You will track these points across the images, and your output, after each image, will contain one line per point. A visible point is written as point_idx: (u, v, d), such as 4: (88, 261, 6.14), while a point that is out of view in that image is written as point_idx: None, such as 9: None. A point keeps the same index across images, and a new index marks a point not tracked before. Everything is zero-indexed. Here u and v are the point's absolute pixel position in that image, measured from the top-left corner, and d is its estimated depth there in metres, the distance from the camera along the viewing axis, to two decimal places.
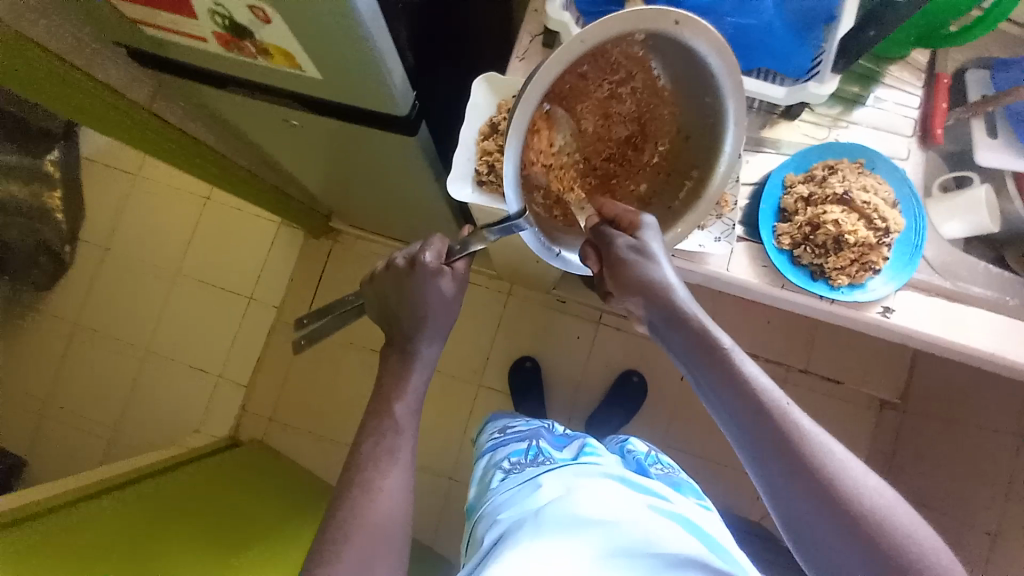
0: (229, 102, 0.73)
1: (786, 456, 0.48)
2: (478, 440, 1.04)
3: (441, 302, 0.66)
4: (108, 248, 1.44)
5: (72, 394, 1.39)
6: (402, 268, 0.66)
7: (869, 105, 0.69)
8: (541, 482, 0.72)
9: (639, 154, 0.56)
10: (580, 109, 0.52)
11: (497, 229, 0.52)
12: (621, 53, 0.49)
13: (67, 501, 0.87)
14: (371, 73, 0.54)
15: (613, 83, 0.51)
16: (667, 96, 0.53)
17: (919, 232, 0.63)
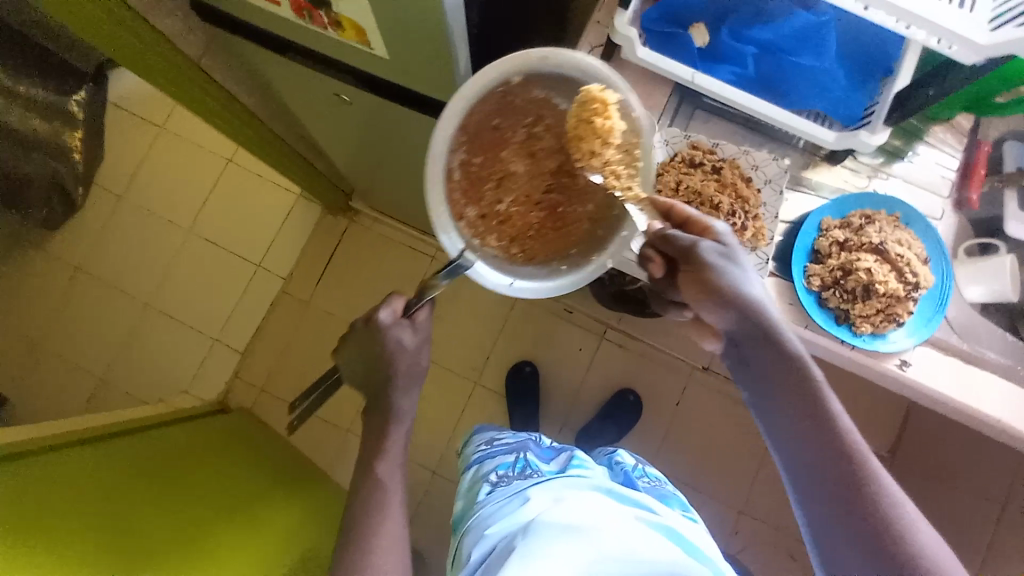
0: (280, 69, 0.73)
1: (834, 476, 0.48)
2: (463, 451, 0.98)
3: (406, 356, 0.70)
4: (122, 196, 1.42)
5: (64, 336, 1.37)
6: (360, 324, 0.71)
7: (908, 161, 0.71)
8: (528, 497, 0.71)
9: (578, 176, 0.55)
10: (505, 153, 0.55)
11: (447, 273, 0.58)
12: (522, 99, 0.55)
13: (60, 443, 0.86)
14: (440, 59, 0.55)
15: (528, 124, 0.55)
16: (583, 123, 0.55)
17: (945, 291, 0.64)
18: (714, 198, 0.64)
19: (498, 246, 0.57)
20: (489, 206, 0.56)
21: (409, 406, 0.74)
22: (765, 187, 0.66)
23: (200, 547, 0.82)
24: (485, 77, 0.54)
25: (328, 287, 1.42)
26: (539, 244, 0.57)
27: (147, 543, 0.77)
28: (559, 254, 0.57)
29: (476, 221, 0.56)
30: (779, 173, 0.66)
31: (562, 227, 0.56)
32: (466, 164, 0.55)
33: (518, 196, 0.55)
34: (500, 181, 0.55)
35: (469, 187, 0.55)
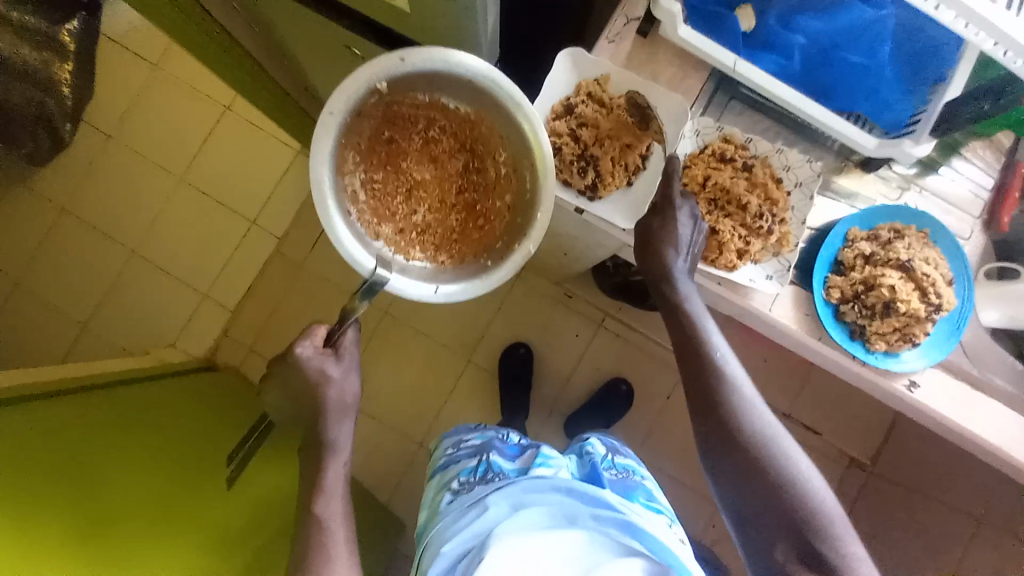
0: (285, 13, 0.67)
1: (714, 415, 0.60)
2: (433, 452, 0.95)
3: (332, 386, 0.69)
4: (111, 136, 1.35)
5: (46, 279, 1.32)
6: (284, 361, 0.70)
7: (943, 175, 0.68)
8: (484, 505, 0.69)
9: (484, 172, 0.60)
10: (407, 164, 0.59)
11: (364, 290, 0.57)
12: (407, 107, 0.58)
13: (41, 391, 0.82)
14: (465, 16, 0.51)
15: (420, 131, 0.59)
16: (475, 120, 0.59)
17: (965, 315, 0.63)
18: (743, 198, 0.62)
19: (424, 255, 0.60)
20: (405, 218, 0.59)
21: (346, 439, 0.73)
22: (794, 190, 0.63)
23: (175, 509, 0.81)
24: (356, 90, 0.55)
25: (324, 251, 1.37)
26: (463, 246, 0.60)
27: (118, 502, 0.75)
28: (484, 253, 0.60)
29: (396, 236, 0.59)
30: (811, 176, 0.62)
31: (481, 223, 0.60)
32: (370, 183, 0.59)
33: (431, 203, 0.60)
34: (410, 191, 0.60)
35: (381, 204, 0.59)
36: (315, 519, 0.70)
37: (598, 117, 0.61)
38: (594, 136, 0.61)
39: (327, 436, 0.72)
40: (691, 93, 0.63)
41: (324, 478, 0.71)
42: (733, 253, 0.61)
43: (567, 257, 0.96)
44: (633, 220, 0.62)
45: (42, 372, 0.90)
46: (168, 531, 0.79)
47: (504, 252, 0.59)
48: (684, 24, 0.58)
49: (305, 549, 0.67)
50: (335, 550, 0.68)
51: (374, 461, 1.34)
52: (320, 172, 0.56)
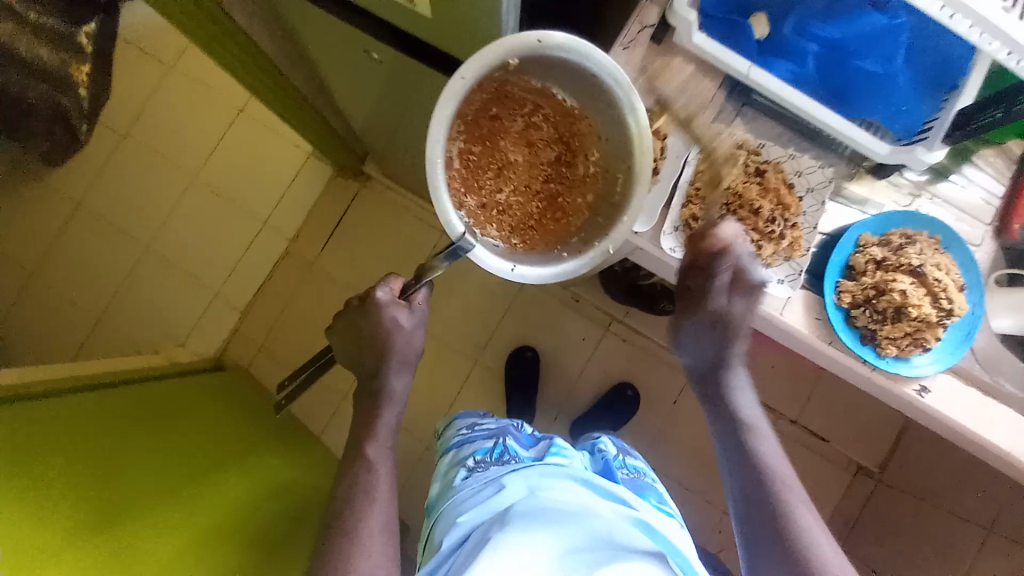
0: (307, 17, 0.68)
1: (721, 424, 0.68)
2: (443, 434, 0.97)
3: (400, 335, 0.70)
4: (126, 136, 1.37)
5: (62, 276, 1.34)
6: (357, 305, 0.71)
7: (954, 182, 0.69)
8: (501, 483, 0.71)
9: (574, 168, 0.61)
10: (505, 144, 0.60)
11: (445, 253, 0.59)
12: (520, 90, 0.58)
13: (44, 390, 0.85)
14: (488, 22, 0.52)
15: (525, 116, 0.59)
16: (576, 115, 0.60)
17: (975, 321, 0.63)
18: (755, 202, 0.62)
19: (498, 235, 0.61)
20: (490, 195, 0.60)
21: (403, 388, 0.73)
22: (806, 195, 0.64)
23: (191, 496, 0.85)
24: (486, 61, 0.53)
25: (334, 250, 1.39)
26: (538, 234, 0.61)
27: (133, 491, 0.78)
28: (559, 244, 0.61)
29: (477, 210, 0.60)
30: (823, 181, 0.63)
31: (560, 216, 0.62)
32: (466, 153, 0.58)
33: (517, 185, 0.61)
34: (500, 170, 0.60)
35: (471, 176, 0.59)
36: (365, 460, 0.70)
37: None
38: None
39: (390, 379, 0.71)
40: (704, 95, 0.63)
41: (377, 420, 0.71)
42: (747, 258, 0.62)
43: None
44: (648, 223, 0.63)
45: (45, 370, 0.92)
46: (185, 517, 0.82)
47: (585, 244, 0.60)
48: (699, 33, 0.60)
49: (356, 474, 0.69)
50: (379, 489, 0.69)
51: None
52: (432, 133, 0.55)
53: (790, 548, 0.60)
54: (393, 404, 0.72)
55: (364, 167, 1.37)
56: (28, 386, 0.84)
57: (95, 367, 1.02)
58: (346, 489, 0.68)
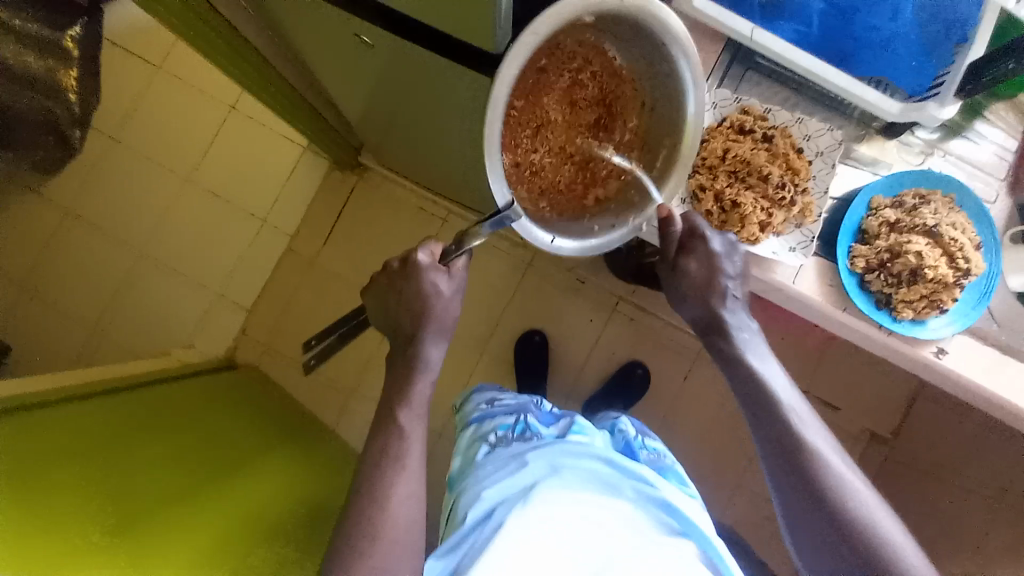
0: (292, 4, 0.66)
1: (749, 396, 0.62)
2: (462, 408, 0.97)
3: (439, 302, 0.69)
4: (119, 141, 1.35)
5: (67, 285, 1.34)
6: (398, 268, 0.71)
7: (968, 139, 0.67)
8: (525, 461, 0.71)
9: (610, 133, 0.63)
10: (547, 101, 0.59)
11: (489, 222, 0.55)
12: (573, 44, 0.56)
13: (66, 395, 0.88)
14: (478, 3, 0.50)
15: (572, 72, 0.58)
16: (624, 74, 0.60)
17: (992, 279, 0.62)
18: (764, 169, 0.61)
19: (528, 197, 0.62)
20: (525, 155, 0.60)
21: (438, 358, 0.72)
22: (815, 159, 0.62)
23: (205, 499, 0.85)
24: (563, 15, 0.51)
25: (336, 245, 1.38)
26: (565, 199, 0.64)
27: (144, 497, 0.77)
28: (586, 210, 0.64)
29: (512, 169, 0.60)
30: (833, 144, 0.61)
31: (590, 183, 0.64)
32: (512, 109, 0.56)
33: (550, 146, 0.62)
34: (538, 129, 0.60)
35: (511, 133, 0.58)
36: (397, 428, 0.69)
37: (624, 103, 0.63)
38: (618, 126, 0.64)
39: (427, 348, 0.71)
40: (708, 62, 0.62)
41: (412, 389, 0.70)
42: (756, 227, 0.61)
43: None
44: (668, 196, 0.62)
45: (40, 381, 0.89)
46: (199, 520, 0.81)
47: (619, 214, 0.63)
48: None
49: (387, 440, 0.68)
50: (410, 456, 0.68)
51: None
52: (499, 86, 0.52)
53: (843, 526, 0.55)
54: (430, 373, 0.72)
55: (361, 158, 1.35)
56: (26, 400, 0.82)
57: (87, 375, 0.99)
58: (376, 455, 0.67)
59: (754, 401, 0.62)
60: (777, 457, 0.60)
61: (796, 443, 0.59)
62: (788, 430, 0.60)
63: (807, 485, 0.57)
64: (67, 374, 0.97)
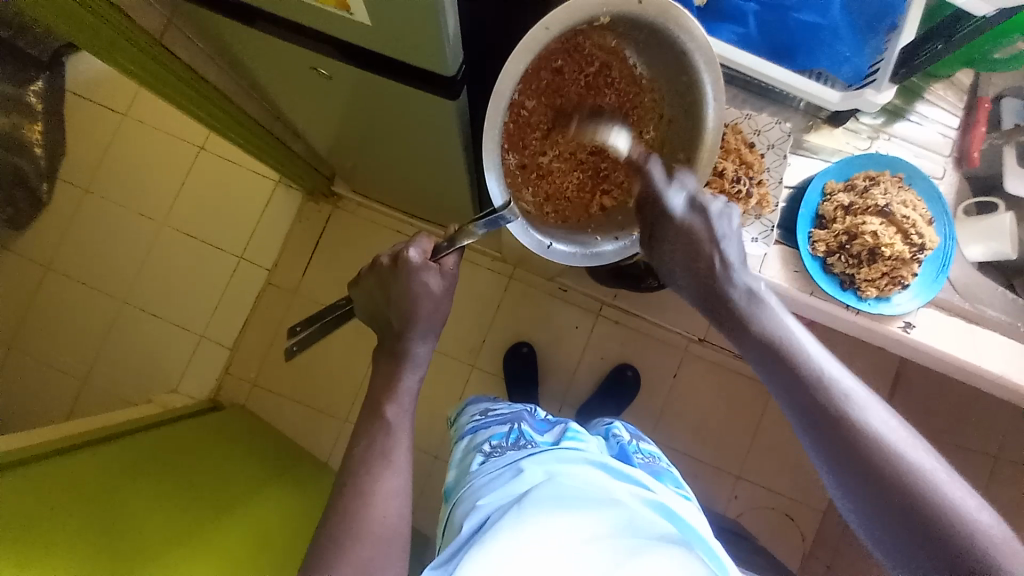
0: (248, 41, 0.68)
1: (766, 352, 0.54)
2: (458, 421, 0.99)
3: (427, 301, 0.68)
4: (87, 190, 1.34)
5: (40, 339, 1.31)
6: (389, 265, 0.69)
7: (911, 120, 0.70)
8: (520, 468, 0.71)
9: (626, 141, 0.64)
10: (562, 103, 0.61)
11: (484, 222, 0.60)
12: (593, 46, 0.59)
13: (59, 447, 0.87)
14: (425, 27, 0.51)
15: (589, 75, 0.61)
16: (644, 84, 0.61)
17: (948, 252, 0.64)
18: (718, 165, 0.63)
19: (534, 200, 0.63)
20: (532, 156, 0.62)
21: (426, 353, 0.71)
22: (768, 152, 0.64)
23: (206, 539, 0.85)
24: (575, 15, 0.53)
25: (316, 275, 1.37)
26: (572, 206, 0.65)
27: (143, 541, 0.77)
28: (591, 220, 0.66)
29: (517, 169, 0.62)
30: (782, 137, 0.64)
31: (600, 190, 0.65)
32: (522, 107, 0.58)
33: (562, 151, 0.64)
34: (550, 132, 0.63)
35: (519, 130, 0.60)
36: (384, 423, 0.66)
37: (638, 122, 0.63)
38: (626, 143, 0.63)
39: (411, 344, 0.69)
40: None
41: (399, 381, 0.69)
42: None
43: None
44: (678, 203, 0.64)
45: (34, 435, 0.90)
46: (198, 560, 0.81)
47: (622, 228, 0.64)
48: None
49: (374, 434, 0.65)
50: (397, 452, 0.65)
51: None
52: (505, 88, 0.54)
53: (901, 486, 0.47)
54: (417, 367, 0.70)
55: (334, 187, 1.36)
56: (22, 452, 0.82)
57: (77, 427, 0.98)
58: (363, 450, 0.65)
59: (817, 415, 0.51)
60: (852, 480, 0.49)
61: (877, 458, 0.48)
62: (865, 444, 0.49)
63: (899, 509, 0.47)
64: (58, 427, 0.96)
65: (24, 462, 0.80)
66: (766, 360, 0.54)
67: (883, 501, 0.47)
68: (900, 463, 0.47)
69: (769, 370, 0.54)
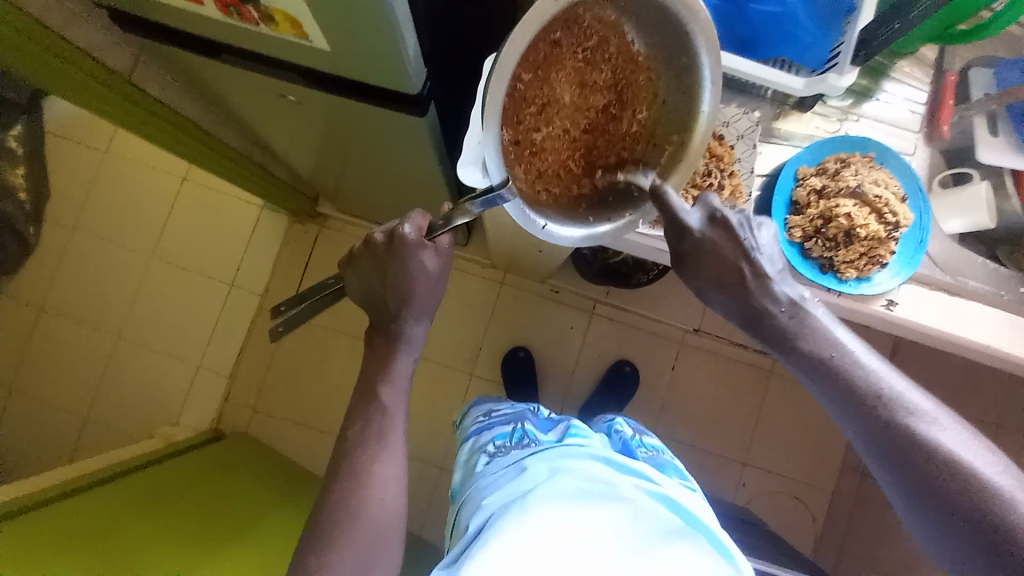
0: (214, 71, 0.68)
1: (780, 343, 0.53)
2: (462, 424, 0.99)
3: (422, 283, 0.63)
4: (75, 229, 1.34)
5: (38, 382, 1.31)
6: (383, 243, 0.63)
7: (878, 100, 0.71)
8: (524, 466, 0.71)
9: (617, 124, 0.55)
10: (557, 77, 0.51)
11: (480, 201, 0.52)
12: (594, 19, 0.51)
13: (57, 492, 0.86)
14: (383, 47, 0.52)
15: (587, 50, 0.52)
16: (643, 61, 0.53)
17: (925, 228, 0.65)
18: None
19: (526, 179, 0.52)
20: (526, 133, 0.51)
21: (421, 334, 0.67)
22: (738, 143, 0.65)
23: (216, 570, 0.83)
24: None
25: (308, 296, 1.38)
26: (564, 187, 0.54)
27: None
28: (583, 201, 0.55)
29: (511, 146, 0.50)
30: (750, 126, 0.65)
31: (591, 170, 0.55)
32: (519, 81, 0.49)
33: (555, 130, 0.53)
34: (544, 107, 0.52)
35: (514, 104, 0.49)
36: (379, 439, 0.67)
37: (634, 99, 0.54)
38: (620, 126, 0.55)
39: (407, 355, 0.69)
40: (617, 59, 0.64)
41: (393, 362, 0.65)
42: None
43: (542, 254, 0.96)
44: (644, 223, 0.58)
45: (35, 481, 0.90)
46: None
47: (614, 209, 0.56)
48: None
49: (370, 417, 0.63)
50: (393, 433, 0.63)
51: None
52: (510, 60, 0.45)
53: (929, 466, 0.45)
54: (413, 349, 0.67)
55: (319, 207, 1.37)
56: (23, 499, 0.82)
57: (77, 469, 0.98)
58: (358, 432, 0.63)
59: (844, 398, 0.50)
60: (900, 475, 0.47)
61: (913, 447, 0.46)
62: (912, 442, 0.46)
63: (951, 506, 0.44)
64: (55, 471, 0.96)
65: (24, 510, 0.80)
66: (802, 361, 0.52)
67: (935, 497, 0.45)
68: (947, 457, 0.45)
69: (806, 371, 0.52)
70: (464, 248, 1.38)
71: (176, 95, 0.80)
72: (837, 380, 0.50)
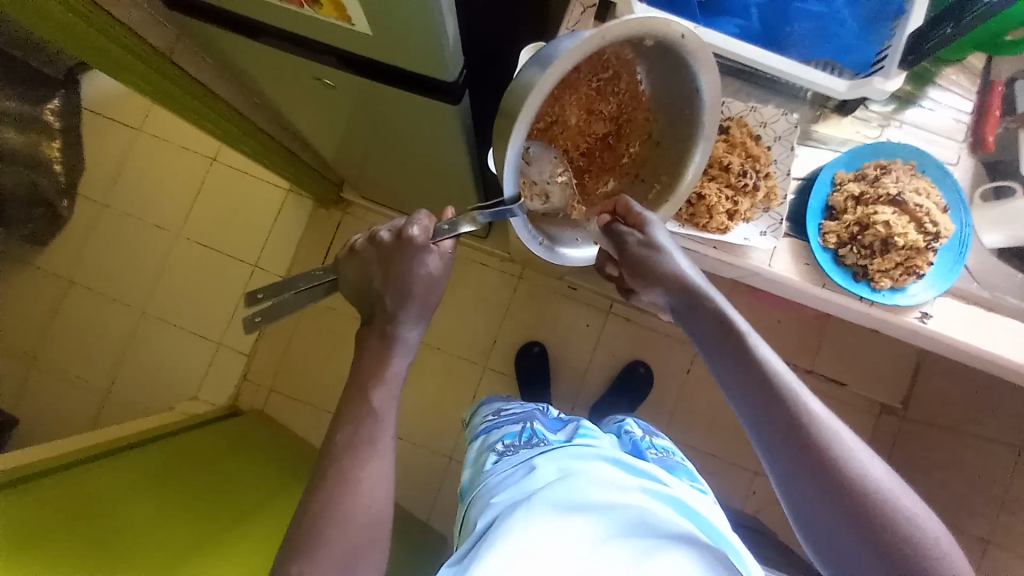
0: (250, 50, 0.69)
1: (729, 359, 0.53)
2: (471, 422, 0.99)
3: (421, 283, 0.63)
4: (106, 205, 1.37)
5: (64, 351, 1.35)
6: (389, 242, 0.63)
7: (922, 106, 0.69)
8: (533, 465, 0.70)
9: (612, 152, 0.60)
10: (568, 102, 0.54)
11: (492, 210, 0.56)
12: (615, 55, 0.51)
13: (67, 461, 0.87)
14: (424, 34, 0.52)
15: (601, 80, 0.54)
16: (644, 101, 0.56)
17: (964, 239, 0.63)
18: (724, 159, 0.63)
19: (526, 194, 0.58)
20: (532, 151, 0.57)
21: (416, 338, 0.66)
22: (775, 144, 0.65)
23: (222, 549, 0.84)
24: (623, 33, 0.44)
25: None
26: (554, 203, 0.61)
27: (163, 548, 0.78)
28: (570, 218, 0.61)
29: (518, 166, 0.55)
30: (788, 129, 0.64)
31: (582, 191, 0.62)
32: None
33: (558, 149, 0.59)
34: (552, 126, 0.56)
35: None
36: None
37: (628, 133, 0.59)
38: (613, 156, 0.61)
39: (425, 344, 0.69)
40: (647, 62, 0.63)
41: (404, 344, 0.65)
42: (725, 214, 0.62)
43: None
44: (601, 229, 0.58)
45: (41, 451, 0.90)
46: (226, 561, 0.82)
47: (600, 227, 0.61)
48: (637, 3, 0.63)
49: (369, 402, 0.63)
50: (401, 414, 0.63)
51: (407, 479, 1.34)
52: (535, 105, 0.44)
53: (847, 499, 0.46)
54: (414, 345, 0.66)
55: (343, 194, 1.38)
56: (30, 468, 0.82)
57: (83, 441, 0.98)
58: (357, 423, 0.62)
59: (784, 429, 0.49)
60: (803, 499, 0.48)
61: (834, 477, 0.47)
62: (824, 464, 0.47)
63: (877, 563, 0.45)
64: (64, 440, 0.97)
65: (28, 479, 0.79)
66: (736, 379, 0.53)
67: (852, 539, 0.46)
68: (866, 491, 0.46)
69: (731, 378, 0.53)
70: (483, 241, 1.38)
71: (210, 75, 0.81)
72: (765, 391, 0.51)
